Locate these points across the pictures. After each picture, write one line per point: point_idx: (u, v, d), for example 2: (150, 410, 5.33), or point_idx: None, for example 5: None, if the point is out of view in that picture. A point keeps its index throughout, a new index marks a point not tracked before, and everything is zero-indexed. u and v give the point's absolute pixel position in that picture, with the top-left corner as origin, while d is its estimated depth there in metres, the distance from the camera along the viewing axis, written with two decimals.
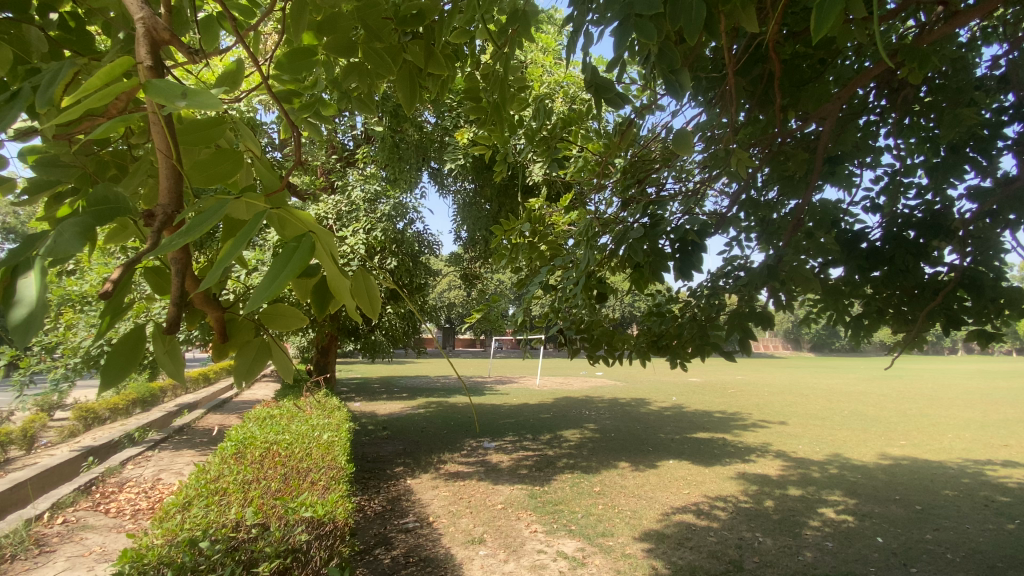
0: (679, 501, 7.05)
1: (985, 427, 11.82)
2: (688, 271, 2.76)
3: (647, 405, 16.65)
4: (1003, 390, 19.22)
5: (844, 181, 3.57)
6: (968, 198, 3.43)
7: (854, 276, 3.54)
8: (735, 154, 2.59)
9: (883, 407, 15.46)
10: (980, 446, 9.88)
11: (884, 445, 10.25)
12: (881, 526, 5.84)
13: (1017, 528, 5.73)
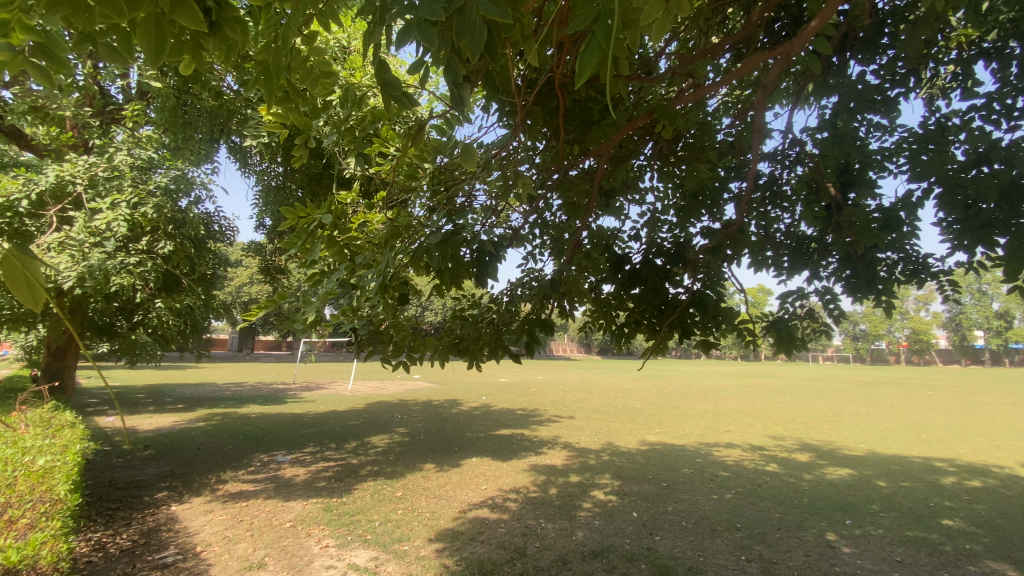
0: (476, 497, 7.38)
1: (713, 416, 15.11)
2: (485, 278, 2.94)
3: (457, 406, 17.08)
4: (727, 387, 24.93)
5: (617, 212, 4.24)
6: (701, 235, 4.35)
7: (620, 292, 4.30)
8: (522, 178, 2.92)
9: (648, 401, 18.66)
10: (709, 432, 12.58)
11: (645, 434, 12.36)
12: (636, 503, 6.99)
13: (728, 495, 7.42)
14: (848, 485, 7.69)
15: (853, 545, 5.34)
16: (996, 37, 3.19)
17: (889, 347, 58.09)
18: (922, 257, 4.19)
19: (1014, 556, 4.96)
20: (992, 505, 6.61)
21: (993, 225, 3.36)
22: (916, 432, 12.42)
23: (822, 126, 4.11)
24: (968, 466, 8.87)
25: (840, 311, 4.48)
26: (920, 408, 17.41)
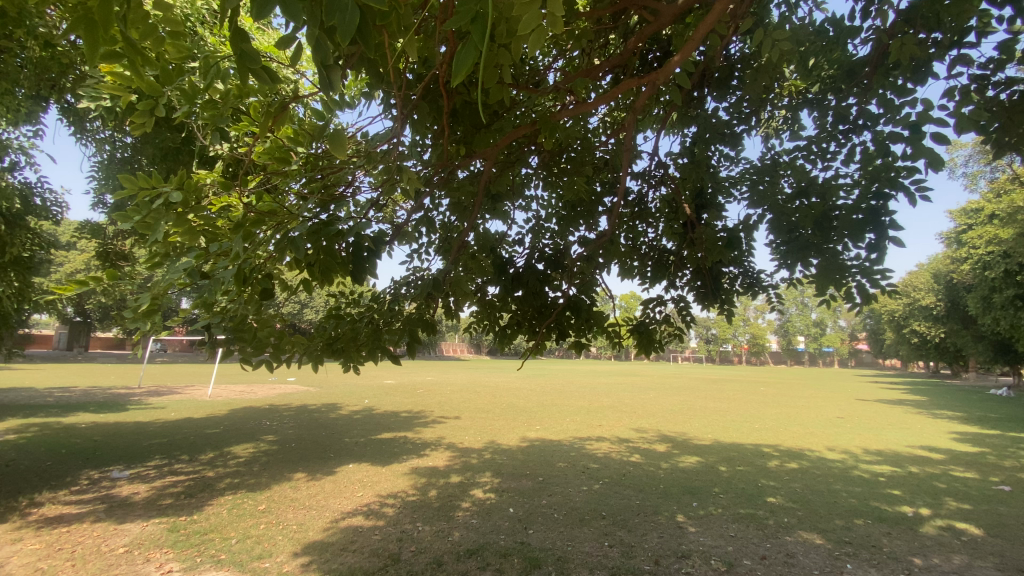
0: (350, 505, 7.02)
1: (589, 413, 16.12)
2: (362, 275, 2.80)
3: (336, 410, 16.15)
4: (602, 385, 26.79)
5: (501, 215, 4.34)
6: (579, 243, 4.62)
7: (504, 295, 4.34)
8: (405, 172, 2.83)
9: (531, 399, 19.37)
10: (584, 427, 13.40)
11: (526, 431, 12.79)
12: (513, 499, 7.20)
13: (597, 485, 7.96)
14: (696, 472, 8.68)
15: (698, 525, 6.02)
16: (813, 92, 3.82)
17: (735, 349, 66.91)
18: (755, 273, 4.89)
19: (816, 524, 5.97)
20: (803, 482, 7.91)
21: (809, 248, 4.01)
22: (751, 422, 14.44)
23: (683, 152, 4.59)
24: (787, 449, 10.52)
25: (692, 317, 5.05)
26: (755, 401, 20.31)
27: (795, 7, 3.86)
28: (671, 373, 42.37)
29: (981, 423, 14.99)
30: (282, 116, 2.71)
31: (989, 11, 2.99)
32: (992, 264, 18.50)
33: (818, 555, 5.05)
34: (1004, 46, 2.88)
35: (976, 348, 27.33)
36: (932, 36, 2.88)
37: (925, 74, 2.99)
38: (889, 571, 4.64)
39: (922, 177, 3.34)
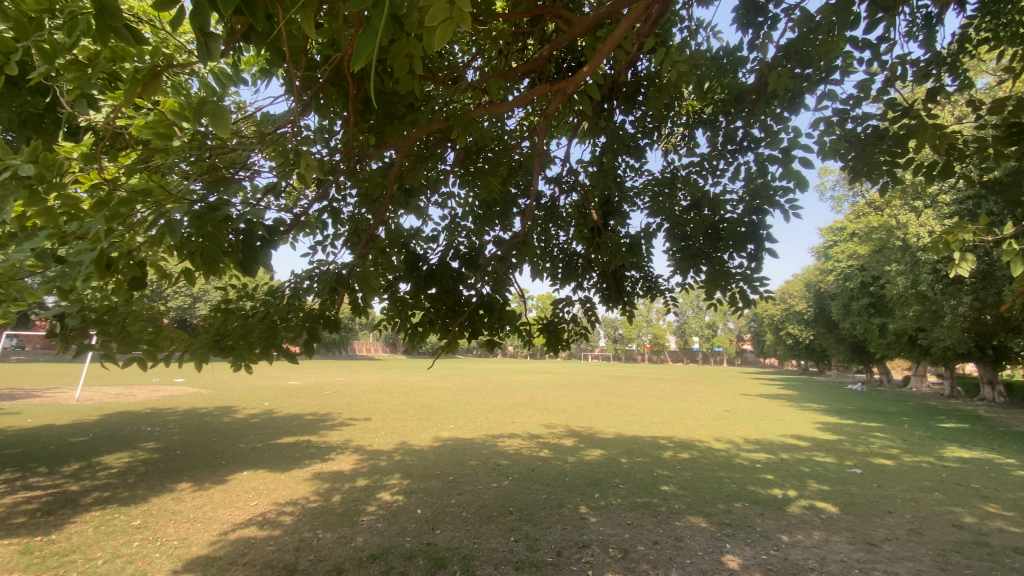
0: (242, 516, 6.50)
1: (502, 410, 16.31)
2: (253, 267, 2.57)
3: (231, 413, 14.87)
4: (516, 383, 27.23)
5: (414, 211, 4.26)
6: (493, 243, 4.63)
7: (415, 293, 4.21)
8: (303, 158, 2.68)
9: (445, 399, 19.21)
10: (497, 425, 13.54)
11: (438, 430, 12.66)
12: (421, 500, 7.09)
13: (506, 482, 8.08)
14: (600, 464, 9.12)
15: (598, 515, 6.32)
16: (708, 113, 4.16)
17: (640, 349, 71.17)
18: (655, 277, 5.23)
19: (702, 509, 6.51)
20: (693, 471, 8.60)
21: (699, 256, 4.39)
22: (651, 416, 15.44)
23: (593, 160, 4.79)
24: (681, 441, 11.39)
25: (597, 317, 5.29)
26: (656, 396, 21.73)
27: (695, 34, 4.18)
28: (582, 371, 44.12)
29: (838, 413, 17.26)
30: (152, 89, 2.24)
31: (848, 56, 3.43)
32: (851, 276, 21.38)
33: (702, 537, 5.51)
34: (859, 87, 3.32)
35: (837, 348, 31.43)
36: (803, 73, 3.25)
37: (797, 105, 3.36)
38: (760, 547, 5.18)
39: (794, 197, 3.77)
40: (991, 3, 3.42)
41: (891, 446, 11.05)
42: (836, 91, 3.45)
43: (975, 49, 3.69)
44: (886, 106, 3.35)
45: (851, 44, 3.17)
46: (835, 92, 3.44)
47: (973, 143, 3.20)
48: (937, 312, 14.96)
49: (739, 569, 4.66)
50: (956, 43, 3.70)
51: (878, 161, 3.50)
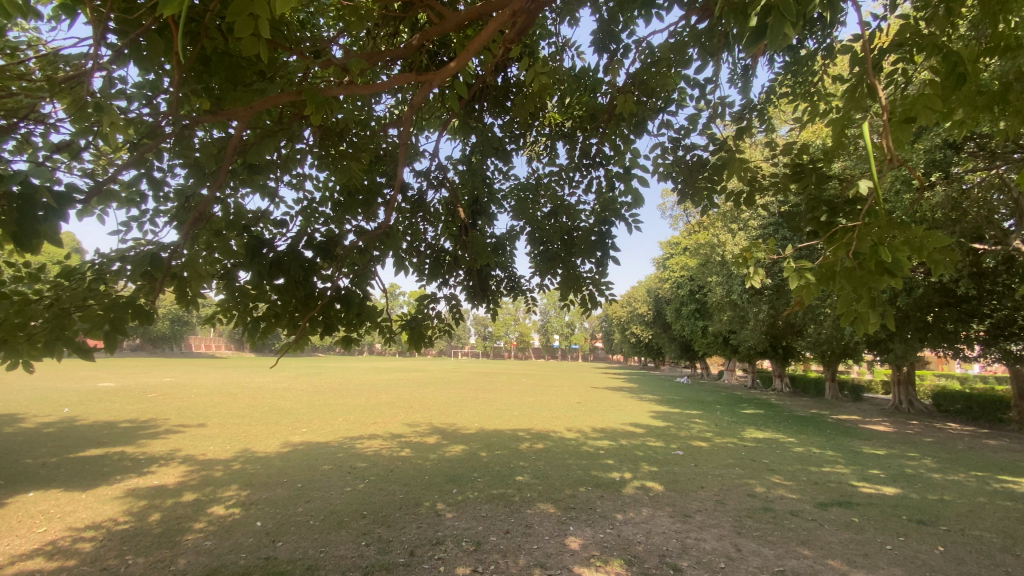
0: (20, 548, 5.25)
1: (362, 410, 15.59)
2: (31, 241, 2.05)
3: (10, 423, 11.94)
4: (381, 382, 26.28)
5: (262, 191, 3.85)
6: (353, 233, 4.37)
7: (259, 282, 3.73)
8: (106, 115, 2.37)
9: (299, 400, 17.74)
10: (356, 426, 12.91)
11: (288, 434, 11.64)
12: (262, 511, 6.44)
13: (362, 485, 7.72)
14: (460, 460, 9.20)
15: (454, 510, 6.37)
16: (569, 127, 4.43)
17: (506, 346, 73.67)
18: (519, 278, 5.41)
19: (552, 496, 6.93)
20: (546, 461, 9.13)
21: (556, 260, 4.72)
22: (512, 410, 16.04)
23: (462, 158, 4.81)
24: (537, 433, 12.02)
25: (460, 314, 5.32)
26: (518, 392, 22.66)
27: (561, 51, 4.42)
28: (449, 368, 44.20)
29: (669, 403, 19.75)
30: None
31: (683, 93, 3.92)
32: (683, 284, 24.61)
33: (550, 523, 5.86)
34: (690, 121, 3.80)
35: (671, 346, 35.98)
36: (647, 101, 3.62)
37: (641, 129, 3.74)
38: (598, 527, 5.67)
39: (636, 212, 4.19)
40: (789, 64, 4.17)
41: (707, 430, 12.96)
42: (672, 121, 3.91)
43: (778, 101, 4.48)
44: (709, 141, 3.90)
45: (686, 81, 3.63)
46: (672, 123, 3.91)
47: (770, 179, 3.88)
48: (744, 317, 17.94)
49: (579, 549, 5.06)
50: (764, 95, 4.44)
51: (701, 187, 4.06)
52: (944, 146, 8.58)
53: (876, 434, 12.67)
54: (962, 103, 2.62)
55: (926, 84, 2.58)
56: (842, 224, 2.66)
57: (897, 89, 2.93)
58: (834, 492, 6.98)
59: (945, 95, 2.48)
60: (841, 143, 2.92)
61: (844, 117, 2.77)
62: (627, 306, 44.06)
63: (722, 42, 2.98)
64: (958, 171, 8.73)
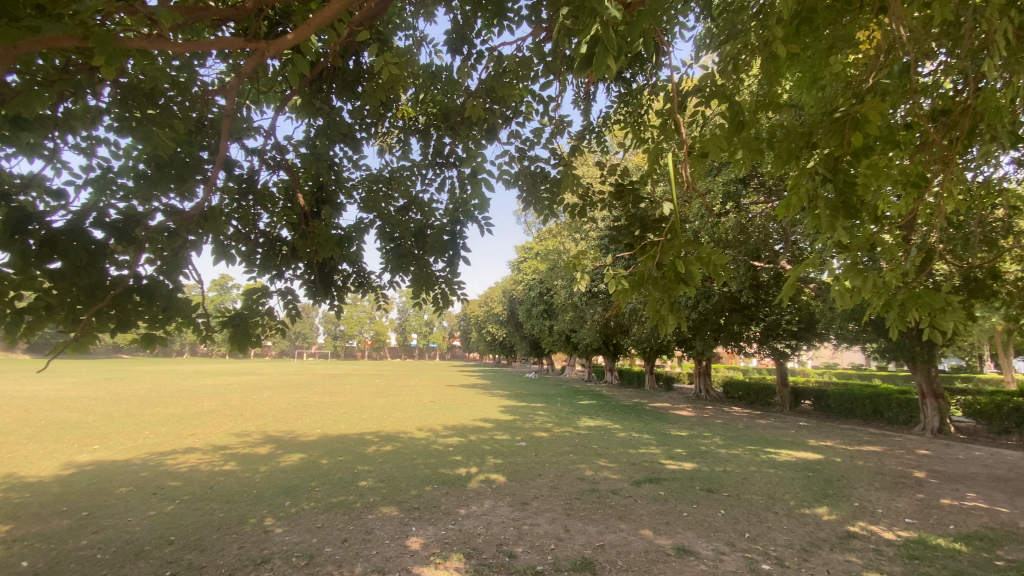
0: None
1: (177, 420, 13.44)
2: None
3: None
4: (204, 386, 23.00)
5: (31, 151, 3.11)
6: (163, 212, 3.74)
7: (21, 265, 2.97)
8: None
9: (90, 411, 14.61)
10: (168, 439, 11.09)
11: (72, 453, 9.52)
12: (28, 549, 5.16)
13: (172, 506, 6.64)
14: (296, 469, 8.47)
15: (285, 525, 5.83)
16: (422, 122, 4.38)
17: (357, 345, 70.17)
18: (367, 273, 5.15)
19: (395, 498, 6.76)
20: (393, 463, 8.90)
21: (407, 257, 4.57)
22: (359, 413, 15.31)
23: (304, 141, 4.44)
24: (385, 435, 11.65)
25: (297, 310, 4.90)
26: (367, 393, 21.71)
27: (418, 45, 4.36)
28: (292, 370, 40.64)
29: (516, 398, 20.76)
30: None
31: (530, 106, 4.16)
32: (534, 286, 26.10)
33: (391, 526, 5.71)
34: (535, 132, 4.04)
35: (521, 345, 37.89)
36: (496, 108, 3.75)
37: (490, 135, 3.86)
38: (440, 524, 5.70)
39: (486, 215, 4.31)
40: (623, 94, 4.69)
41: (549, 421, 13.92)
42: (520, 131, 4.12)
43: (613, 126, 5.01)
44: (552, 154, 4.20)
45: (532, 94, 3.84)
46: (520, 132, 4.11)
47: (600, 195, 4.31)
48: (584, 318, 19.72)
49: (419, 548, 5.02)
50: (602, 119, 4.95)
51: (542, 196, 4.36)
52: (737, 181, 10.45)
53: (681, 418, 14.95)
54: (742, 146, 3.20)
55: (718, 127, 3.11)
56: (652, 238, 3.06)
57: (699, 127, 3.47)
58: (648, 471, 8.02)
59: (730, 137, 3.00)
60: (656, 167, 3.36)
61: (659, 146, 3.19)
62: (482, 306, 45.28)
63: (564, 63, 3.23)
64: (745, 202, 10.74)
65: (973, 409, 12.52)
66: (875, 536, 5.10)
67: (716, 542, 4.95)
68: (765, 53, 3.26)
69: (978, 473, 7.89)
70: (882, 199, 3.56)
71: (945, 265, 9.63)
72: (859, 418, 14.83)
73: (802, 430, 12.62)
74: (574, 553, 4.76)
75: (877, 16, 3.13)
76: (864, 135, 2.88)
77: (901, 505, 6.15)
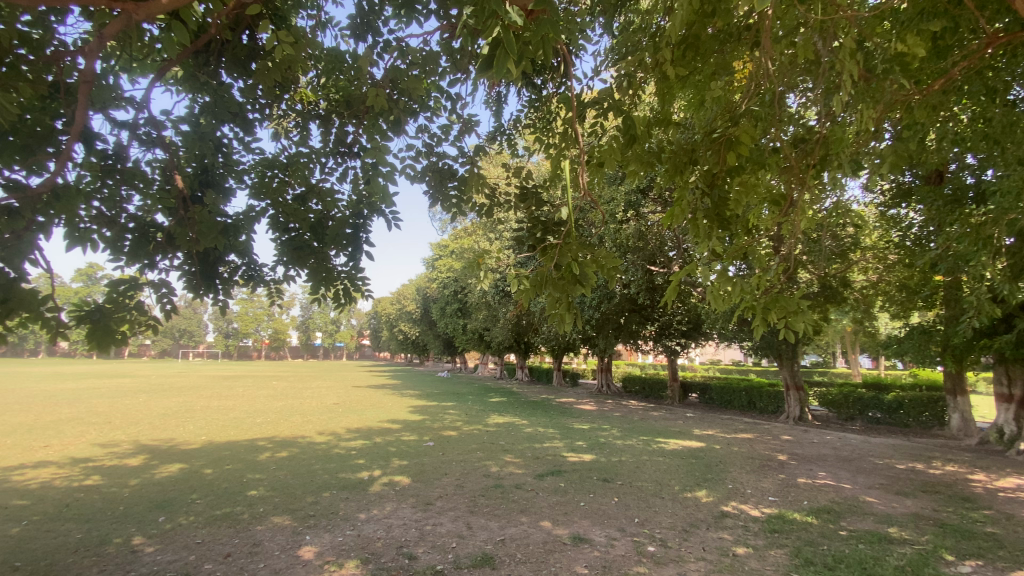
0: None
1: (24, 430, 11.52)
2: None
3: None
4: (64, 391, 19.99)
5: None
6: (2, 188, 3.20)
7: None
8: None
9: None
10: (13, 452, 9.50)
11: None
12: None
13: (15, 529, 5.68)
14: (174, 481, 7.63)
15: (158, 542, 5.24)
16: (323, 108, 4.16)
17: (253, 344, 64.96)
18: (259, 266, 4.78)
19: (289, 507, 6.35)
20: (288, 469, 8.34)
21: (303, 250, 4.29)
22: (253, 417, 14.18)
23: (186, 118, 4.02)
24: (281, 440, 10.90)
25: (174, 304, 4.42)
26: (264, 396, 20.16)
27: (321, 27, 4.15)
28: (175, 371, 36.61)
29: (426, 398, 20.45)
30: None
31: (438, 102, 4.13)
32: (447, 285, 25.90)
33: (282, 536, 5.35)
34: (443, 129, 4.01)
35: (433, 343, 37.41)
36: (400, 98, 3.67)
37: (396, 127, 3.76)
38: (337, 531, 5.45)
39: (391, 209, 4.21)
40: (532, 99, 4.81)
41: (458, 420, 13.88)
42: (427, 126, 4.06)
43: (523, 130, 5.11)
44: (460, 152, 4.19)
45: (440, 90, 3.81)
46: (427, 127, 4.05)
47: (507, 196, 4.39)
48: (496, 317, 19.96)
49: (313, 558, 4.76)
50: (512, 121, 5.03)
51: (449, 193, 4.34)
52: (637, 191, 11.19)
53: (585, 413, 15.66)
54: (635, 157, 3.42)
55: (614, 138, 3.31)
56: (552, 240, 3.17)
57: (599, 136, 3.67)
58: (551, 464, 8.29)
59: (623, 148, 3.20)
60: (557, 172, 3.49)
61: (561, 152, 3.33)
62: (393, 303, 44.07)
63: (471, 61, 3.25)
64: (645, 211, 11.52)
65: (826, 398, 14.47)
66: (744, 514, 5.71)
67: (609, 529, 5.25)
68: (656, 72, 3.56)
69: (827, 455, 9.14)
70: (754, 213, 4.00)
71: (806, 274, 11.04)
72: (736, 409, 16.51)
73: (690, 421, 13.80)
74: (475, 549, 4.79)
75: (750, 50, 3.51)
76: (735, 155, 3.33)
77: (766, 485, 6.95)
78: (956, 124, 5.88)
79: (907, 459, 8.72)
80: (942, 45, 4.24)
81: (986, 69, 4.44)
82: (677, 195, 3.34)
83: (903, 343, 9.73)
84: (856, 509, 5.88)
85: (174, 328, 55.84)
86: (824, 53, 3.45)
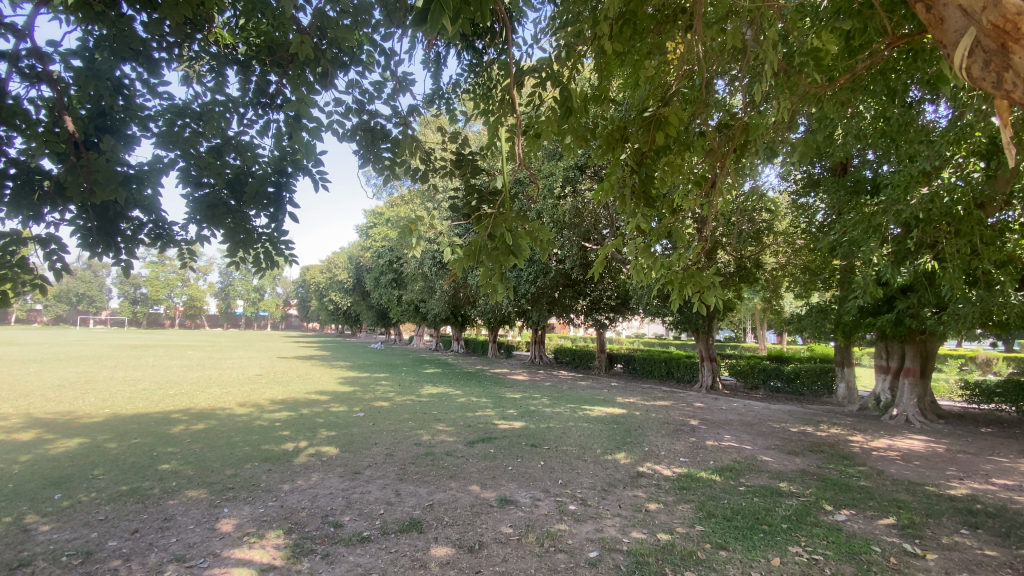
0: None
1: None
2: None
3: None
4: None
5: None
6: None
7: None
8: None
9: None
10: None
11: None
12: None
13: None
14: (72, 457, 6.96)
15: (54, 521, 4.81)
16: (241, 54, 3.81)
17: (165, 311, 59.94)
18: (167, 224, 4.42)
19: (204, 480, 6.04)
20: (205, 443, 7.88)
21: (220, 208, 3.99)
22: (166, 389, 13.21)
23: (78, 52, 3.54)
24: (197, 413, 10.24)
25: (65, 263, 3.96)
26: (179, 366, 18.73)
27: None
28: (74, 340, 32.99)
29: (357, 369, 19.95)
30: None
31: (371, 55, 3.94)
32: (381, 254, 25.11)
33: (197, 510, 5.10)
34: (375, 86, 3.83)
35: (367, 313, 36.47)
36: (326, 48, 3.53)
37: (324, 80, 3.59)
38: (258, 503, 5.27)
39: (317, 168, 4.00)
40: (472, 63, 4.70)
41: (391, 391, 13.76)
42: (358, 82, 3.87)
43: (461, 95, 5.00)
44: (394, 112, 4.04)
45: (373, 46, 3.62)
46: (358, 83, 3.86)
47: (442, 161, 4.31)
48: (432, 288, 19.77)
49: (232, 530, 4.59)
50: (451, 85, 4.89)
51: (382, 155, 4.15)
52: (575, 167, 11.43)
53: (516, 382, 16.06)
54: (572, 132, 3.45)
55: (551, 110, 3.32)
56: (486, 210, 3.14)
57: (536, 106, 3.65)
58: (482, 432, 8.45)
59: (559, 121, 3.23)
60: (495, 140, 3.44)
61: (499, 120, 3.29)
62: (324, 272, 42.40)
63: (405, 15, 3.14)
64: (581, 188, 11.80)
65: (735, 369, 15.78)
66: (658, 473, 6.17)
67: (534, 490, 5.49)
68: (595, 46, 3.59)
69: (733, 420, 10.02)
70: (680, 193, 4.18)
71: (725, 254, 11.79)
72: (657, 378, 17.63)
73: (614, 390, 14.55)
74: (403, 515, 4.84)
75: (683, 32, 3.63)
76: (664, 135, 3.49)
77: (679, 448, 7.52)
78: (859, 121, 6.43)
79: (800, 424, 9.75)
80: (853, 45, 4.59)
81: (887, 72, 4.85)
82: (608, 170, 3.46)
83: (804, 320, 10.74)
84: (754, 467, 6.53)
85: (68, 291, 50.27)
86: (751, 43, 3.60)
